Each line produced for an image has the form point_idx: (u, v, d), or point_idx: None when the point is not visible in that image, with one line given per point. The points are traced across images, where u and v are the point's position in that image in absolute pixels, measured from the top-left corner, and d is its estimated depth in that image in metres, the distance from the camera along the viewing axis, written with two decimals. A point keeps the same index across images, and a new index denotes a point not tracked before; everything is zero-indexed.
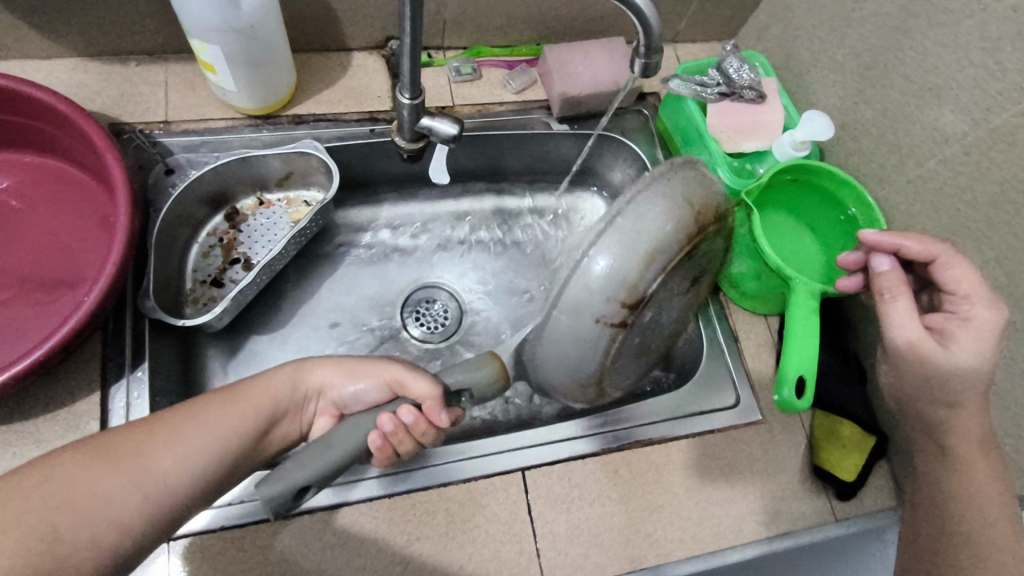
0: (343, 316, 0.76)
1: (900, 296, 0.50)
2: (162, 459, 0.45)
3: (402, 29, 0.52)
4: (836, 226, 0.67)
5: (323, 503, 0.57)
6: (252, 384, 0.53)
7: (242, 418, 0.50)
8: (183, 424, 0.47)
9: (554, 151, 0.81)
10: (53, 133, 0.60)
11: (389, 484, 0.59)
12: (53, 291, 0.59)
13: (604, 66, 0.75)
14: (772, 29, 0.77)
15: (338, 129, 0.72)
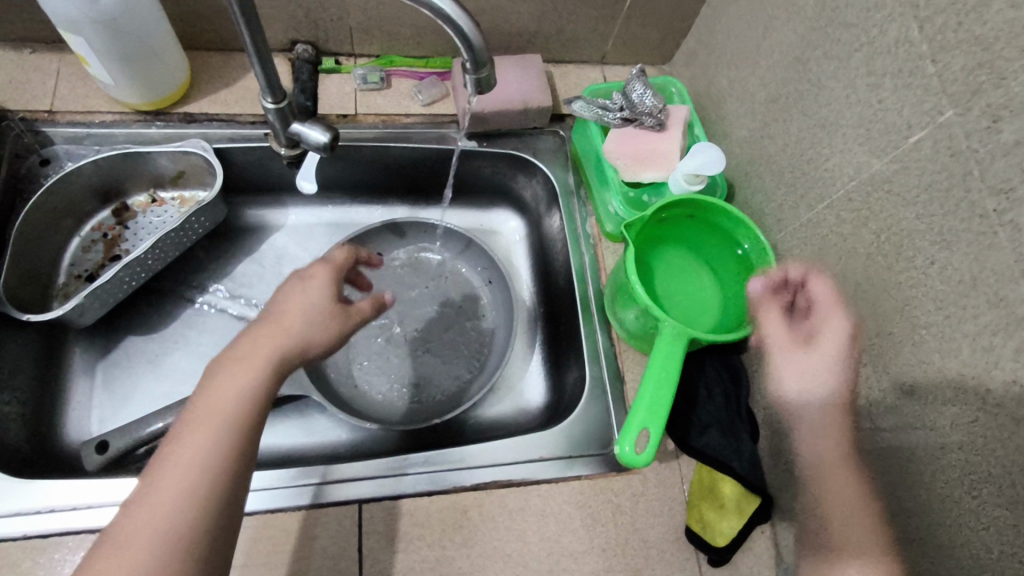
0: (228, 322, 0.74)
1: (768, 314, 0.55)
2: (132, 531, 0.38)
3: (243, 32, 0.49)
4: (732, 266, 0.63)
5: (375, 493, 0.58)
6: (221, 377, 0.45)
7: (216, 439, 0.42)
8: (157, 480, 0.40)
9: (466, 168, 0.78)
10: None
11: (414, 482, 0.60)
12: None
13: (515, 84, 0.73)
14: (698, 55, 0.74)
15: (231, 130, 0.70)
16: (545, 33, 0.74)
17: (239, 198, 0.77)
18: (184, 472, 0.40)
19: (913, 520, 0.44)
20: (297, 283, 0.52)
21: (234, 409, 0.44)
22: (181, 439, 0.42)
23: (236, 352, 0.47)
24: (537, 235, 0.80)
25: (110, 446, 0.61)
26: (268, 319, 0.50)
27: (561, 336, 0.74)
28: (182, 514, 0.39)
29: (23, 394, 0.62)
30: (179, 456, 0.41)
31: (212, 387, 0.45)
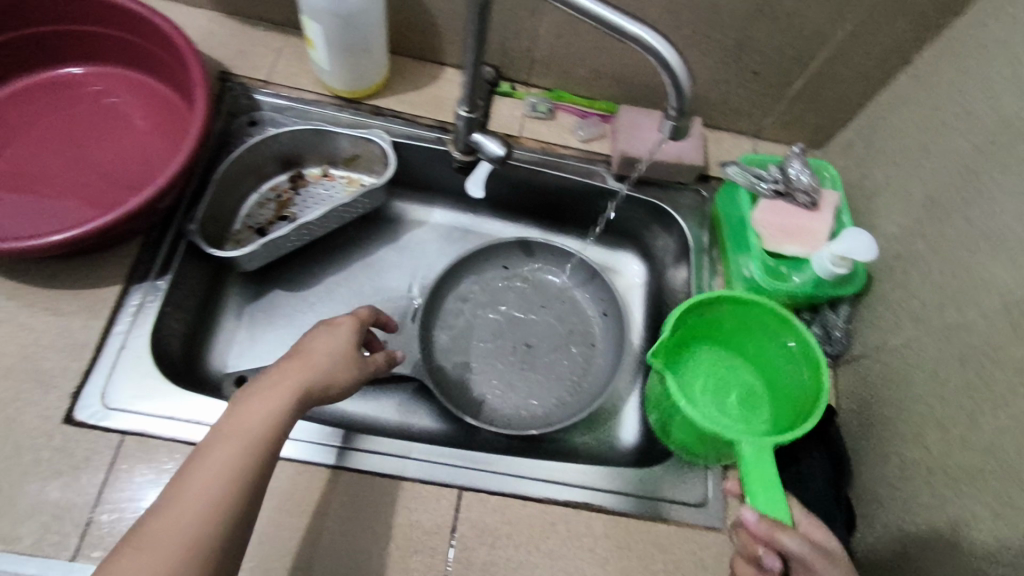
0: (361, 298, 0.80)
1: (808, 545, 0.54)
2: (154, 537, 0.38)
3: (468, 48, 0.56)
4: (784, 360, 0.66)
5: (427, 477, 0.61)
6: (252, 402, 0.46)
7: (238, 456, 0.43)
8: (186, 491, 0.41)
9: (606, 205, 0.82)
10: (125, 37, 0.69)
11: (479, 480, 0.62)
12: (89, 174, 0.67)
13: (673, 138, 0.77)
14: (855, 147, 0.76)
15: (409, 129, 0.77)
16: (710, 98, 0.79)
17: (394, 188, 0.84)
18: (207, 486, 0.41)
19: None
20: (324, 327, 0.55)
21: (259, 429, 0.45)
22: (211, 453, 0.43)
23: (264, 382, 0.48)
24: (656, 284, 0.83)
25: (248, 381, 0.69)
26: (291, 355, 0.52)
27: None
28: (200, 529, 0.39)
29: (187, 317, 0.69)
30: (207, 467, 0.42)
31: (241, 409, 0.46)
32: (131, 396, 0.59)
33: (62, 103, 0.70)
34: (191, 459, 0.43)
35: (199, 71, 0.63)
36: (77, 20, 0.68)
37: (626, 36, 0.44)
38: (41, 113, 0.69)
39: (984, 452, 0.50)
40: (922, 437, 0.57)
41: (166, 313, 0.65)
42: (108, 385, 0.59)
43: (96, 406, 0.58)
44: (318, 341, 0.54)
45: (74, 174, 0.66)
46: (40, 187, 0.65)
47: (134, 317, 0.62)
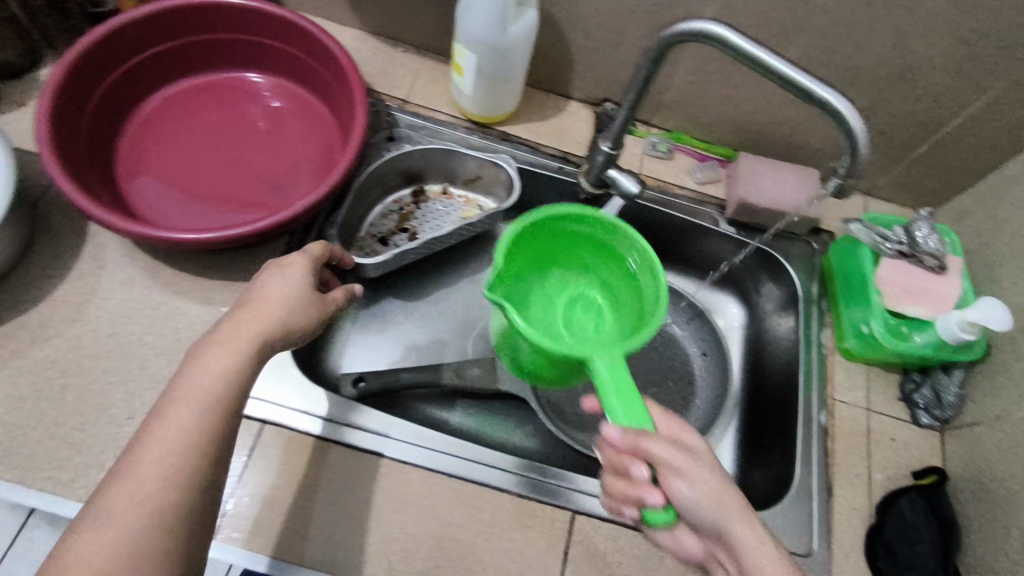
0: (469, 313, 0.83)
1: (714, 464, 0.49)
2: (101, 517, 0.39)
3: (628, 90, 0.58)
4: (623, 280, 0.66)
5: (509, 485, 0.62)
6: (204, 359, 0.44)
7: (196, 419, 0.42)
8: (137, 469, 0.40)
9: (714, 248, 0.83)
10: (271, 45, 0.73)
11: (562, 496, 0.62)
12: (240, 173, 0.71)
13: (792, 188, 0.78)
14: (973, 214, 0.77)
15: (532, 156, 0.80)
16: (829, 152, 0.80)
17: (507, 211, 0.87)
18: (165, 451, 0.41)
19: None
20: (276, 271, 0.51)
21: (216, 394, 0.43)
22: (159, 426, 0.41)
23: (215, 337, 0.45)
24: (756, 329, 0.84)
25: (365, 383, 0.72)
26: (241, 306, 0.48)
27: (765, 429, 0.76)
28: (165, 493, 0.40)
29: None
30: (163, 432, 0.41)
31: (190, 377, 0.43)
32: (263, 387, 0.63)
33: (209, 105, 0.74)
34: (143, 430, 0.42)
35: (360, 87, 0.67)
36: (227, 29, 0.71)
37: (816, 100, 0.47)
38: (191, 114, 0.73)
39: None
40: None
41: None
42: None
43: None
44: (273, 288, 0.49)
45: (225, 173, 0.71)
46: (197, 185, 0.70)
47: None
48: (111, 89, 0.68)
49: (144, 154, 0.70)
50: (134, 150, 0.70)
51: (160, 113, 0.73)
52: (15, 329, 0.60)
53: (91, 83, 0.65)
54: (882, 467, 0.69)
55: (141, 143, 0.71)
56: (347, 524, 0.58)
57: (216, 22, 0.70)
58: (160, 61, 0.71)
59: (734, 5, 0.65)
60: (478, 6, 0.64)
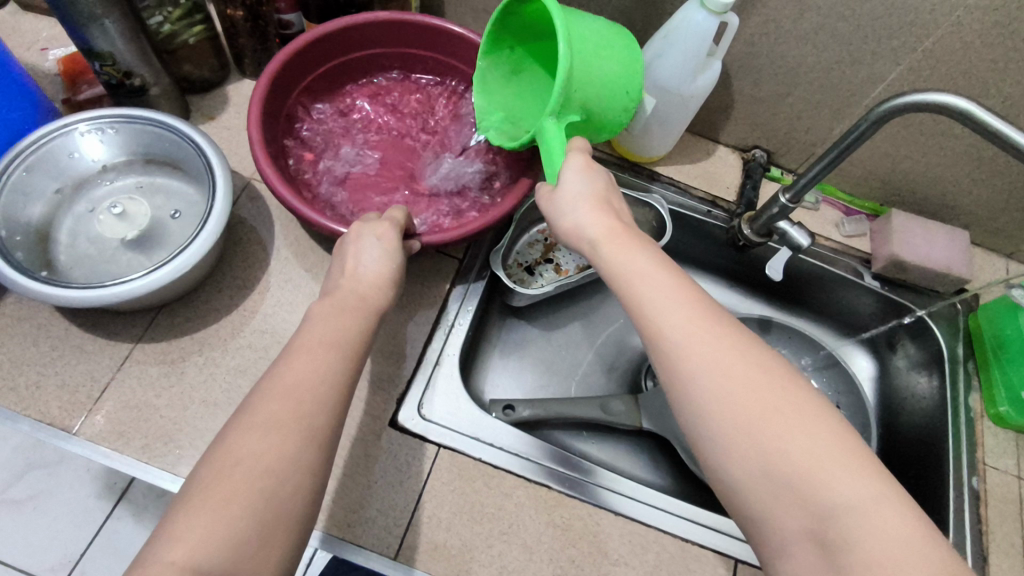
0: (606, 348, 0.85)
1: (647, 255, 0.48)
2: (253, 438, 0.39)
3: (844, 139, 0.59)
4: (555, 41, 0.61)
5: (647, 520, 0.61)
6: (328, 317, 0.49)
7: (329, 357, 0.45)
8: (281, 379, 0.43)
9: (849, 299, 0.84)
10: (448, 63, 0.76)
11: (713, 540, 0.61)
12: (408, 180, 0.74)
13: (942, 248, 0.79)
14: None
15: (683, 198, 0.81)
16: (978, 214, 0.80)
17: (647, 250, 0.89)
18: (311, 385, 0.43)
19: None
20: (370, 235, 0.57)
21: (348, 334, 0.48)
22: (297, 353, 0.45)
23: (336, 304, 0.50)
24: (889, 384, 0.84)
25: (515, 411, 0.72)
26: (347, 271, 0.54)
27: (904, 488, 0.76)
28: (310, 421, 0.41)
29: (471, 344, 0.74)
30: (304, 369, 0.44)
31: (316, 323, 0.48)
32: (434, 407, 0.64)
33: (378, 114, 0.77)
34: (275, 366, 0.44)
35: None
36: (401, 45, 0.75)
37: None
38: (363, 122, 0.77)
39: None
40: None
41: (467, 337, 0.71)
42: (422, 396, 0.64)
43: (413, 417, 0.63)
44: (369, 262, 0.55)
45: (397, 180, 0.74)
46: (369, 191, 0.72)
47: (447, 336, 0.68)
48: (296, 101, 0.72)
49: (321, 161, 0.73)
50: (313, 156, 0.73)
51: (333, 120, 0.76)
52: (210, 338, 0.62)
53: (282, 94, 0.69)
54: None
55: (317, 151, 0.74)
56: (521, 555, 0.58)
57: (391, 37, 0.73)
58: (338, 73, 0.75)
59: (919, 70, 0.66)
60: (672, 54, 0.66)
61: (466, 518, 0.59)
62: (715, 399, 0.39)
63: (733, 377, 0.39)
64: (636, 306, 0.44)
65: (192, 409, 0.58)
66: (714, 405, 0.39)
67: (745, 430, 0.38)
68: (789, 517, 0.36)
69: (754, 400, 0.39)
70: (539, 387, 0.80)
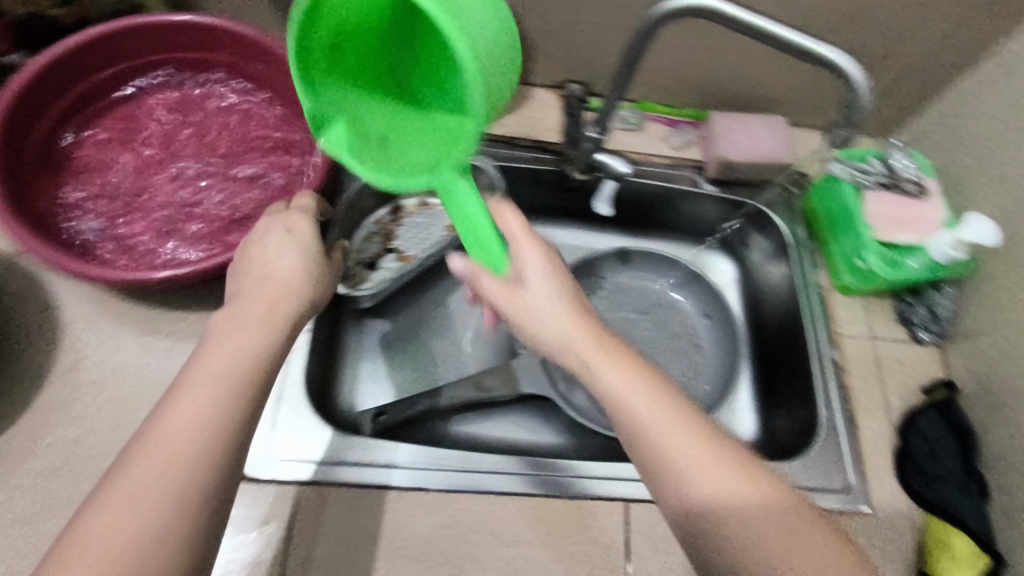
0: (473, 322, 0.81)
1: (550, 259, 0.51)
2: (110, 523, 0.36)
3: (621, 62, 0.57)
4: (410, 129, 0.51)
5: (536, 490, 0.61)
6: (222, 338, 0.44)
7: (216, 391, 0.41)
8: (166, 426, 0.39)
9: (697, 209, 0.84)
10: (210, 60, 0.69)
11: (605, 489, 0.62)
12: (192, 191, 0.67)
13: (764, 139, 0.80)
14: (932, 136, 0.80)
15: (509, 151, 0.77)
16: (790, 98, 0.81)
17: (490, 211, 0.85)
18: (187, 432, 0.39)
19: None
20: (284, 233, 0.53)
21: (243, 362, 0.43)
22: (183, 390, 0.41)
23: (235, 322, 0.45)
24: (750, 279, 0.86)
25: (387, 417, 0.69)
26: (255, 271, 0.50)
27: (778, 376, 0.79)
28: (184, 475, 0.38)
29: (321, 364, 0.70)
30: (182, 413, 0.40)
31: (208, 353, 0.43)
32: (365, 450, 0.61)
33: (150, 129, 0.69)
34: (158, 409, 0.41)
35: None
36: (156, 51, 0.68)
37: (793, 48, 0.47)
38: (126, 138, 0.68)
39: None
40: None
41: (311, 361, 0.66)
42: (271, 439, 0.60)
43: (343, 469, 0.60)
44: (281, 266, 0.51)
45: (187, 196, 0.67)
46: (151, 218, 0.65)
47: (285, 367, 0.63)
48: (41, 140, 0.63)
49: (92, 194, 0.65)
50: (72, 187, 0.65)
51: (95, 144, 0.67)
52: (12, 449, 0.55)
53: (20, 134, 0.61)
54: (896, 391, 0.72)
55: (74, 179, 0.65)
56: (412, 566, 0.57)
57: (139, 45, 0.66)
58: (89, 94, 0.67)
59: None
60: None
61: (348, 548, 0.56)
62: (623, 424, 0.45)
63: (642, 404, 0.45)
64: (564, 357, 0.49)
65: (8, 532, 0.53)
66: (656, 437, 0.44)
67: (675, 459, 0.43)
68: (667, 508, 0.43)
69: (674, 431, 0.44)
70: (417, 379, 0.76)
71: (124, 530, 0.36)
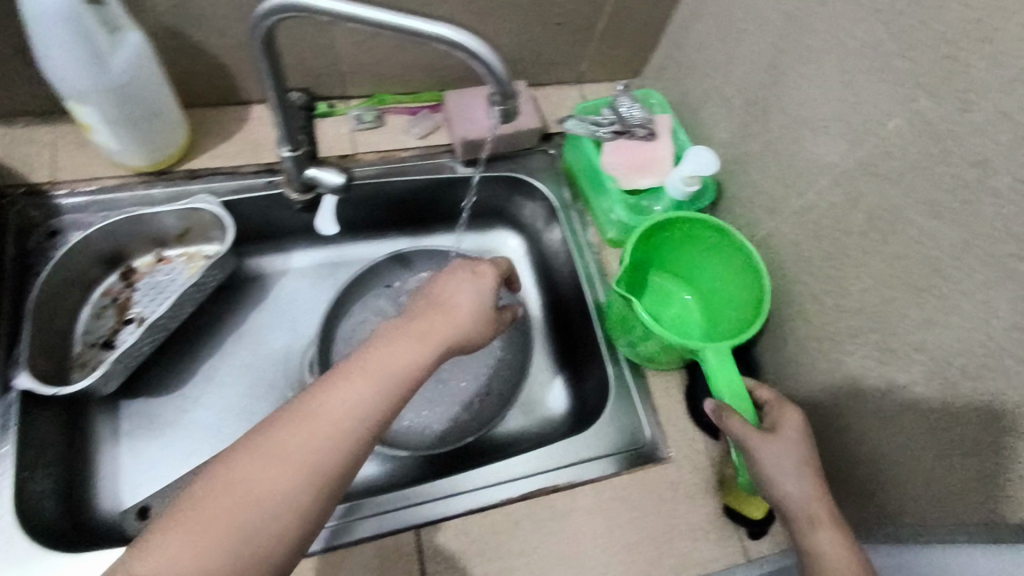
0: (252, 374, 0.76)
1: (466, 281, 0.56)
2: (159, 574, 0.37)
3: (264, 75, 0.50)
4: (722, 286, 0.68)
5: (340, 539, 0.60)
6: (380, 347, 0.48)
7: (362, 395, 0.45)
8: (270, 438, 0.42)
9: (463, 195, 0.80)
10: None
11: (414, 515, 0.62)
12: None
13: (505, 109, 0.77)
14: (668, 69, 0.80)
15: (233, 182, 0.71)
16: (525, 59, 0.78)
17: (243, 247, 0.78)
18: (279, 472, 0.41)
19: (956, 452, 0.48)
20: (467, 275, 0.56)
21: (400, 376, 0.47)
22: (329, 387, 0.45)
23: (376, 348, 0.48)
24: (537, 247, 0.84)
25: (152, 510, 0.63)
26: (444, 304, 0.54)
27: (575, 342, 0.79)
28: (250, 520, 0.39)
29: (57, 473, 0.63)
30: (274, 454, 0.41)
31: (327, 393, 0.44)
32: (468, 479, 0.65)
33: None
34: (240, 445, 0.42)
35: None
36: None
37: (396, 28, 0.43)
38: None
39: (857, 312, 0.56)
40: (804, 314, 0.62)
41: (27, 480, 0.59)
42: None
43: (368, 520, 0.61)
44: (461, 294, 0.55)
45: None
46: None
47: None
48: None
49: None
50: None
51: None
52: None
53: None
54: None
55: None
56: None
57: None
58: None
59: None
60: (55, 51, 0.53)
61: None
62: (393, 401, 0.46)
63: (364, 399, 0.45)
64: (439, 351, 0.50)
65: None
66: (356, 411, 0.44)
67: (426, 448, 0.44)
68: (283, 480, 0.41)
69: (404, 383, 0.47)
70: (194, 453, 0.70)
71: (220, 529, 0.39)
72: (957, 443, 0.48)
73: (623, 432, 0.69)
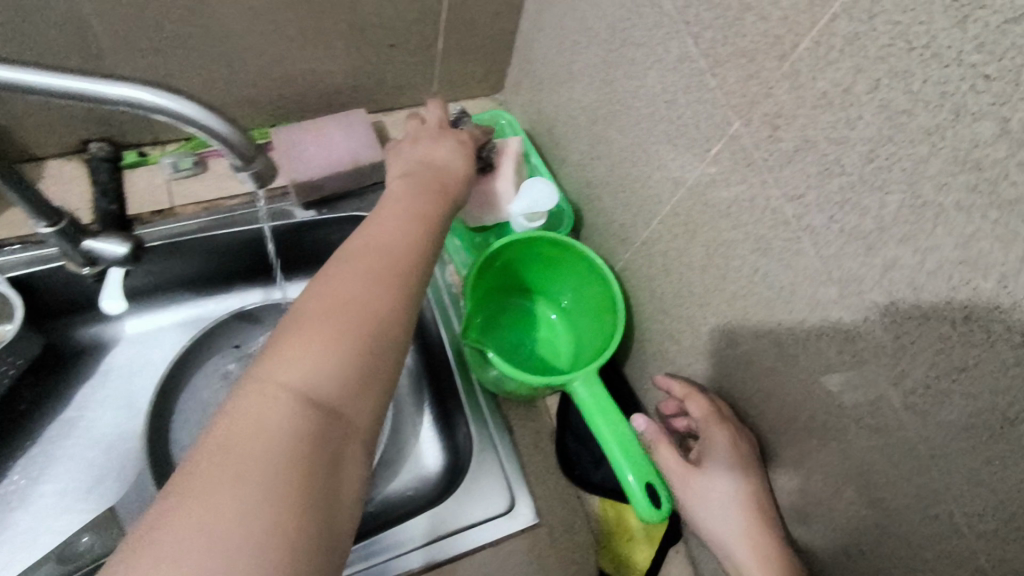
0: (78, 464, 0.67)
1: (439, 137, 0.56)
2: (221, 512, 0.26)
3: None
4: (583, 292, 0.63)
5: None
6: (368, 229, 0.42)
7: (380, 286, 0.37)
8: (331, 276, 0.38)
9: (311, 239, 0.71)
10: None
11: None
12: None
13: (342, 142, 0.69)
14: (524, 84, 0.73)
15: (24, 253, 0.62)
16: (363, 85, 0.71)
17: (47, 322, 0.68)
18: (314, 352, 0.33)
19: (812, 509, 0.43)
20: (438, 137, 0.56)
21: (410, 236, 0.43)
22: (338, 262, 0.39)
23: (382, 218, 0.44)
24: None
25: None
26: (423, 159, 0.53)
27: (444, 390, 0.71)
28: (292, 414, 0.31)
29: None
30: (300, 339, 0.33)
31: (326, 275, 0.38)
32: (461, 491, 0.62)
33: None
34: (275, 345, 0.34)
35: None
36: None
37: (64, 97, 0.33)
38: None
39: (710, 355, 0.50)
40: (666, 354, 0.56)
41: None
42: None
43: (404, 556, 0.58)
44: (445, 155, 0.54)
45: None
46: None
47: None
48: None
49: None
50: None
51: None
52: None
53: None
54: None
55: None
56: None
57: None
58: None
59: None
60: None
61: None
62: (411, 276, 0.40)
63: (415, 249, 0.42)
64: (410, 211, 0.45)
65: None
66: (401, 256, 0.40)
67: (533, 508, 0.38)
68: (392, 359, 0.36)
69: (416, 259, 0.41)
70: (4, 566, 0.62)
71: (317, 346, 0.33)
72: (811, 502, 0.42)
73: (490, 497, 0.62)
